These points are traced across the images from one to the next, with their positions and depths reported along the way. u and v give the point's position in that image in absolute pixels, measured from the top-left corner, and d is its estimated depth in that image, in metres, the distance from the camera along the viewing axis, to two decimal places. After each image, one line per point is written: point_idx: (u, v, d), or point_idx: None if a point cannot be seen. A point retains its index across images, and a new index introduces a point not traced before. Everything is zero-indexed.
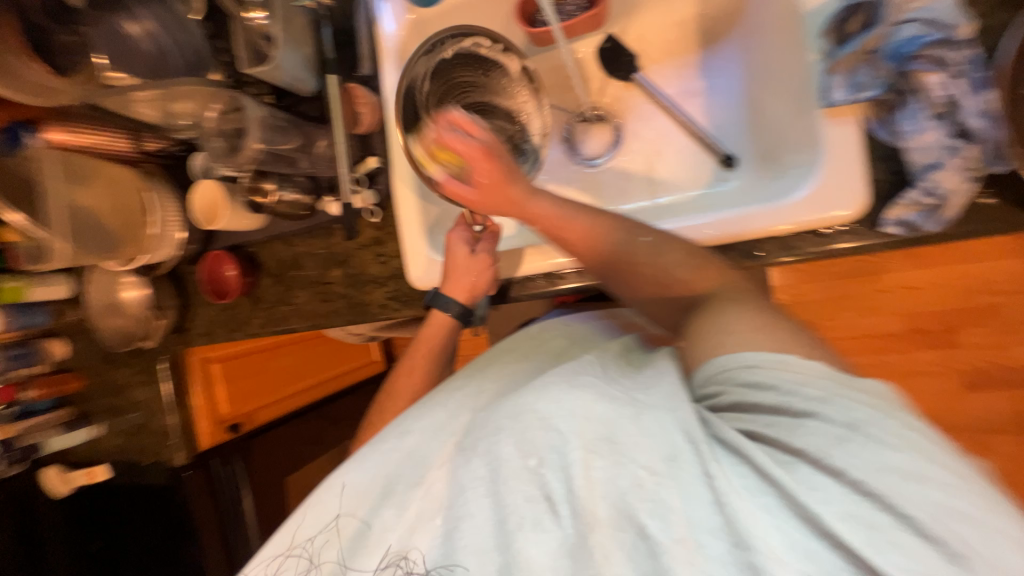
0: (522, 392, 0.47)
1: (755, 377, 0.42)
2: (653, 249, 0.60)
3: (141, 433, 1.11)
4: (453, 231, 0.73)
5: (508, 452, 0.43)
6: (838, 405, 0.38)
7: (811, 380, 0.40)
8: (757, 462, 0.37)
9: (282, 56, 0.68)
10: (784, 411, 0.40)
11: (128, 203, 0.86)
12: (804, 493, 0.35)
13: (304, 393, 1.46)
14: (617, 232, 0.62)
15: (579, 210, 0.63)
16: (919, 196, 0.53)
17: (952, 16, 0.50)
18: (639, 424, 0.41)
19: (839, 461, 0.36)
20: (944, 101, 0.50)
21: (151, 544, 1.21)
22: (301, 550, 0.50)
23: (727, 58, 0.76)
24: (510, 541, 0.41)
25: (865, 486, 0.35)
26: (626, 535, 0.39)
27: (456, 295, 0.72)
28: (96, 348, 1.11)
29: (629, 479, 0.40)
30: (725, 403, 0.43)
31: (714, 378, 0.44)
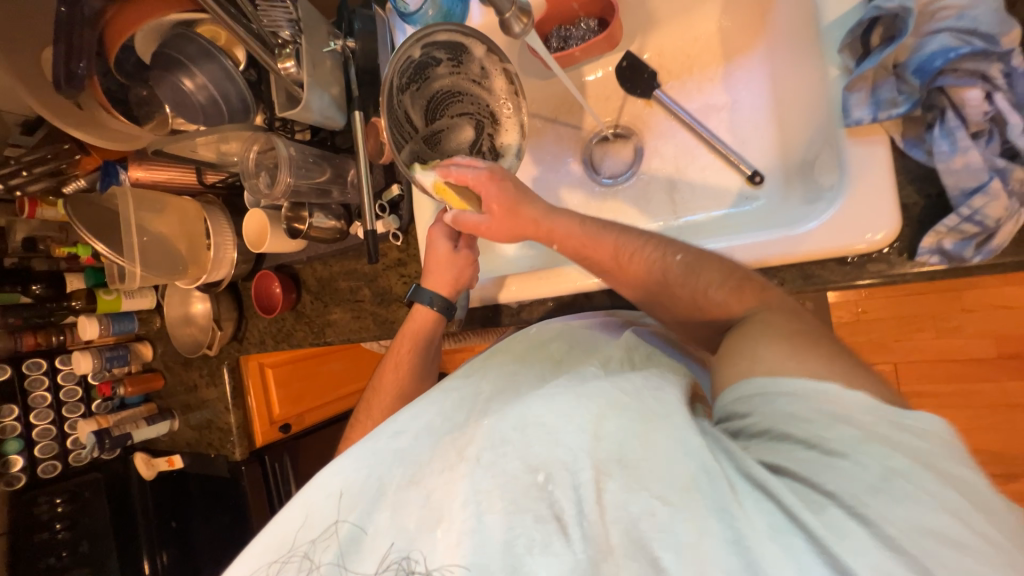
0: (528, 402, 0.51)
1: (795, 407, 0.40)
2: (688, 270, 0.55)
3: (208, 428, 1.25)
4: (435, 227, 0.75)
5: (515, 467, 0.46)
6: (859, 439, 0.38)
7: (849, 415, 0.39)
8: (789, 504, 0.37)
9: (310, 98, 0.74)
10: (813, 447, 0.38)
11: (192, 230, 0.98)
12: (835, 540, 0.34)
13: (347, 398, 1.58)
14: (651, 251, 0.58)
15: (607, 230, 0.59)
16: (960, 224, 0.47)
17: (995, 22, 0.44)
18: (651, 447, 0.43)
19: (874, 515, 0.34)
20: (986, 118, 0.45)
21: (214, 529, 1.35)
22: (299, 552, 0.49)
23: (752, 70, 0.73)
24: (519, 562, 0.42)
25: (896, 539, 0.33)
26: (638, 565, 0.39)
27: (440, 289, 0.74)
28: (172, 351, 1.26)
29: (641, 506, 0.40)
30: (755, 431, 0.42)
31: (740, 405, 0.43)
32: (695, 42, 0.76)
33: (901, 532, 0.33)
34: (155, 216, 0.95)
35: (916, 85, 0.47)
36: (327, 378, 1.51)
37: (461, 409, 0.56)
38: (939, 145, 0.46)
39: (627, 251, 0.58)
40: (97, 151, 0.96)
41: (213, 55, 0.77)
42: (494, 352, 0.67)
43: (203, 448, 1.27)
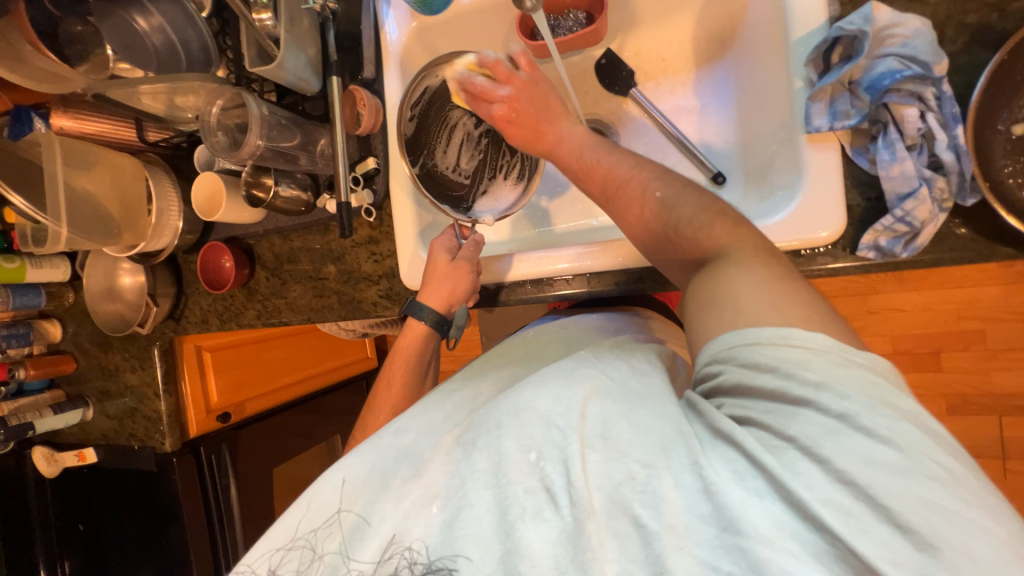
0: (519, 389, 0.47)
1: (761, 355, 0.38)
2: (665, 207, 0.53)
3: (131, 417, 1.12)
4: (437, 239, 0.75)
5: (509, 446, 0.43)
6: (833, 392, 0.35)
7: (812, 362, 0.37)
8: (748, 449, 0.36)
9: (286, 56, 0.69)
10: (783, 397, 0.37)
11: (127, 190, 0.86)
12: (790, 478, 0.34)
13: (294, 388, 1.46)
14: (635, 185, 0.56)
15: (613, 154, 0.60)
16: (895, 224, 0.55)
17: (931, 52, 0.51)
18: (630, 420, 0.41)
19: (830, 454, 0.34)
20: (919, 134, 0.53)
21: (126, 534, 1.19)
22: (303, 541, 0.48)
23: (721, 78, 0.78)
24: (510, 529, 0.40)
25: (848, 474, 0.33)
26: (619, 524, 0.38)
27: (434, 304, 0.74)
28: (89, 331, 1.12)
29: (623, 472, 0.39)
30: (727, 388, 0.40)
31: (717, 357, 0.41)
32: (670, 46, 0.81)
33: (853, 466, 0.33)
34: (83, 171, 0.83)
35: (867, 100, 0.54)
36: (272, 366, 1.40)
37: (460, 410, 0.56)
38: (882, 153, 0.54)
39: (618, 178, 0.58)
40: (8, 93, 0.83)
41: None
42: (495, 359, 0.67)
43: (123, 440, 1.13)
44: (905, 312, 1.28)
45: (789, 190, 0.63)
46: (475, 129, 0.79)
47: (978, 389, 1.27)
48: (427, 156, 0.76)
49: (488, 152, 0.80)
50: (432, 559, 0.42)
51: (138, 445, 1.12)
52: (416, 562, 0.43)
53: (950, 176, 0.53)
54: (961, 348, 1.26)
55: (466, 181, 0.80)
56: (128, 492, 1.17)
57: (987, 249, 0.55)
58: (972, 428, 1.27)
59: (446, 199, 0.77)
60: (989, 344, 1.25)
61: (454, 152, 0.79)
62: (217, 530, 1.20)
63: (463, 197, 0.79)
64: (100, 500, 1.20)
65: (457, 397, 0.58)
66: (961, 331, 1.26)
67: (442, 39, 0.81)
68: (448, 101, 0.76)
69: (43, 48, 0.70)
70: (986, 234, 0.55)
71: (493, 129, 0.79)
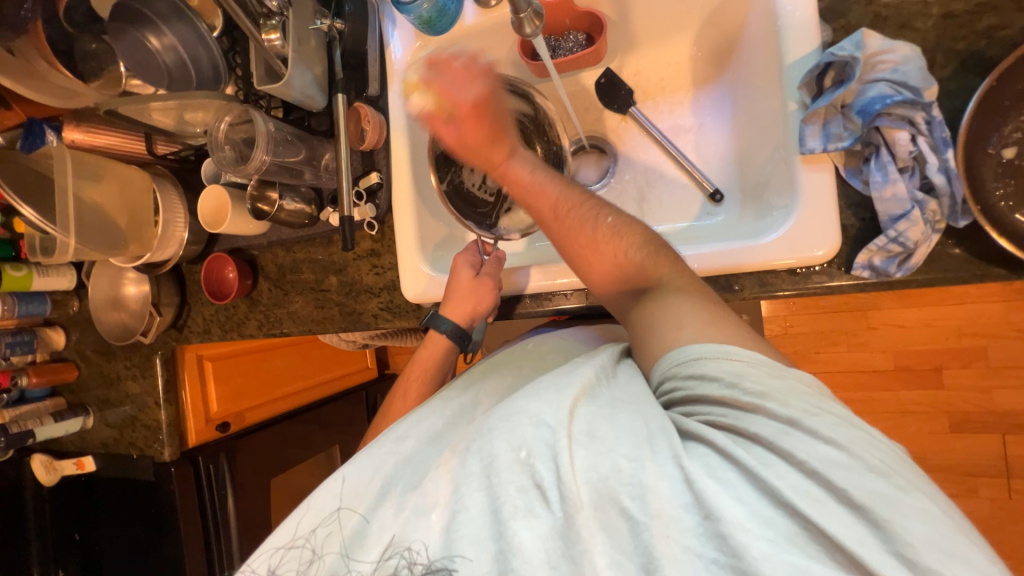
0: (512, 395, 0.47)
1: (704, 367, 0.43)
2: (613, 231, 0.57)
3: (131, 425, 1.12)
4: (461, 254, 0.77)
5: (500, 447, 0.42)
6: (779, 397, 0.39)
7: (749, 370, 0.41)
8: (718, 445, 0.38)
9: (293, 75, 0.71)
10: (730, 402, 0.41)
11: (135, 202, 0.88)
12: (765, 470, 0.36)
13: (294, 397, 1.46)
14: (585, 210, 0.59)
15: (553, 179, 0.62)
16: (887, 244, 0.55)
17: (921, 77, 0.53)
18: (615, 421, 0.42)
19: (790, 448, 0.37)
20: (910, 157, 0.54)
21: (121, 545, 1.18)
22: (303, 541, 0.49)
23: (717, 98, 0.80)
24: (503, 527, 0.40)
25: (809, 465, 0.36)
26: (608, 517, 0.38)
27: (456, 318, 0.75)
28: (91, 339, 1.13)
29: (610, 466, 0.39)
30: (681, 391, 0.44)
31: (668, 374, 0.46)
32: (669, 67, 0.83)
33: (811, 457, 0.36)
34: (92, 183, 0.84)
35: (859, 124, 0.55)
36: (272, 375, 1.41)
37: (462, 416, 0.56)
38: (874, 175, 0.55)
39: (570, 201, 0.60)
40: (22, 107, 0.85)
41: (186, 16, 0.72)
42: (497, 365, 0.67)
43: (123, 448, 1.14)
44: (905, 328, 1.28)
45: (784, 210, 0.64)
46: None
47: (980, 407, 1.26)
48: (454, 174, 0.80)
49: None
50: (432, 560, 0.42)
51: (137, 454, 1.13)
52: (415, 563, 0.42)
53: (942, 199, 0.53)
54: (961, 366, 1.26)
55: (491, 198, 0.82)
56: (125, 501, 1.17)
57: (980, 270, 0.56)
58: (974, 446, 1.26)
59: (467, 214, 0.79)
60: (990, 362, 1.24)
61: (480, 170, 0.82)
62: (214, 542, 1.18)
63: (486, 214, 0.81)
64: (96, 509, 1.20)
65: (457, 405, 0.58)
66: (961, 348, 1.25)
67: None
68: None
69: (59, 65, 0.72)
70: (979, 254, 0.56)
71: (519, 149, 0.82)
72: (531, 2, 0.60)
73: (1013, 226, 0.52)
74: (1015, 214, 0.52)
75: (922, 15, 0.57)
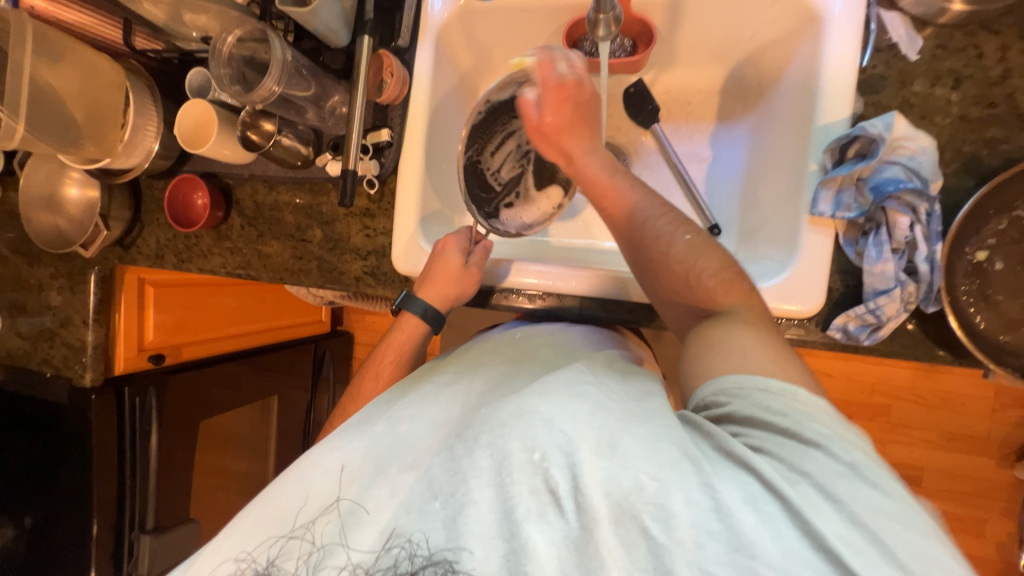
0: (523, 393, 0.48)
1: (768, 398, 0.44)
2: (691, 251, 0.57)
3: (49, 341, 1.00)
4: (453, 235, 0.74)
5: (514, 447, 0.43)
6: (840, 445, 0.41)
7: (817, 416, 0.42)
8: (766, 477, 0.39)
9: (322, 4, 0.66)
10: (792, 437, 0.42)
11: (99, 96, 0.77)
12: (811, 511, 0.37)
13: (239, 339, 1.37)
14: (660, 227, 0.59)
15: (633, 189, 0.61)
16: (863, 313, 0.60)
17: (932, 170, 0.58)
18: (634, 435, 0.42)
19: (843, 494, 0.38)
20: (905, 241, 0.58)
21: (13, 466, 1.07)
22: (303, 531, 0.47)
23: (736, 136, 0.82)
24: (516, 530, 0.41)
25: (860, 516, 0.37)
26: (626, 532, 0.39)
27: (437, 301, 0.73)
28: (16, 236, 1.00)
29: (630, 483, 0.40)
30: (737, 418, 0.44)
31: (726, 390, 0.46)
32: (699, 93, 0.83)
33: (863, 508, 0.37)
34: (49, 62, 0.72)
35: (869, 200, 0.59)
36: (219, 312, 1.31)
37: (454, 404, 0.55)
38: (870, 250, 0.59)
39: (641, 217, 0.60)
40: None
41: None
42: (485, 355, 0.66)
43: (35, 364, 1.02)
44: (831, 376, 1.41)
45: (777, 262, 0.68)
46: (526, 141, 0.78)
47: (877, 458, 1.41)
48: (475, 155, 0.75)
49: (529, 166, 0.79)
50: (433, 551, 0.42)
51: (52, 373, 1.01)
52: (415, 555, 0.42)
53: (921, 283, 0.59)
54: (870, 420, 1.40)
55: (499, 187, 0.78)
56: (27, 421, 1.05)
57: (931, 351, 0.62)
58: None
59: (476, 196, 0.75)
60: (895, 421, 1.39)
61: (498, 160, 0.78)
62: (127, 484, 1.07)
63: (488, 201, 0.77)
64: None
65: (451, 392, 0.57)
66: (874, 404, 1.39)
67: (483, 27, 0.79)
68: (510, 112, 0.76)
69: None
70: (934, 337, 0.62)
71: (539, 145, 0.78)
72: (615, 8, 0.58)
73: (967, 321, 0.59)
74: (971, 309, 0.59)
75: (942, 112, 0.62)
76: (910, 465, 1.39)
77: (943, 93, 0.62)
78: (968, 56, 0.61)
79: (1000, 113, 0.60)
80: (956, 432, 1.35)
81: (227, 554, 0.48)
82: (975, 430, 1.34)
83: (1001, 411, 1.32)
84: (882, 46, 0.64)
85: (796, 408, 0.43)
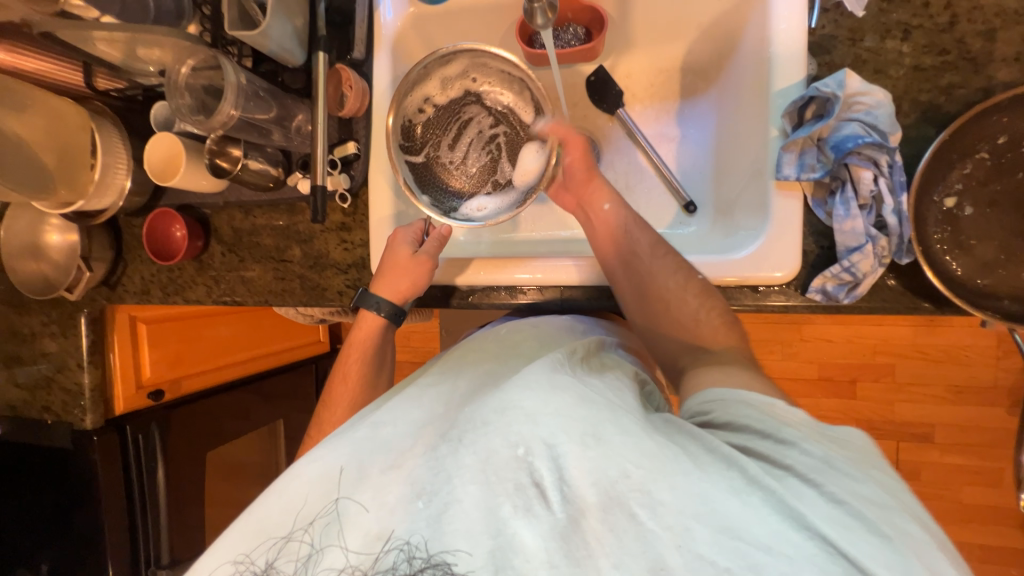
0: (504, 388, 0.48)
1: (744, 409, 0.47)
2: (704, 290, 0.64)
3: (47, 388, 1.01)
4: (402, 228, 0.74)
5: (497, 444, 0.43)
6: (818, 445, 0.43)
7: (794, 423, 0.45)
8: (752, 473, 0.41)
9: (271, 25, 0.67)
10: (768, 436, 0.44)
11: (66, 140, 0.77)
12: (795, 499, 0.39)
13: (240, 367, 1.36)
14: (671, 263, 0.66)
15: (646, 234, 0.68)
16: (839, 272, 0.60)
17: (890, 123, 0.57)
18: (618, 424, 0.43)
19: (822, 481, 0.40)
20: (870, 196, 0.59)
21: (24, 516, 1.07)
22: (302, 534, 0.46)
23: (701, 112, 0.82)
24: (503, 526, 0.41)
25: (840, 497, 0.39)
26: (616, 518, 0.40)
27: (388, 295, 0.74)
28: (5, 287, 1.01)
29: (616, 470, 0.41)
30: (716, 424, 0.48)
31: (707, 402, 0.50)
32: (660, 73, 0.83)
33: (842, 492, 0.40)
34: (15, 113, 0.73)
35: (831, 158, 0.59)
36: (212, 343, 1.29)
37: (438, 404, 0.57)
38: (838, 209, 0.60)
39: (642, 258, 0.66)
40: None
41: None
42: (474, 353, 0.68)
43: (35, 413, 1.02)
44: (832, 342, 1.40)
45: (753, 231, 0.67)
46: (492, 130, 0.74)
47: (886, 417, 1.39)
48: (428, 150, 0.74)
49: (499, 153, 0.74)
50: (432, 553, 0.41)
51: (53, 420, 1.02)
52: (414, 557, 0.41)
53: (891, 237, 0.59)
54: (875, 380, 1.39)
55: (467, 180, 0.75)
56: (34, 469, 1.06)
57: (913, 303, 0.62)
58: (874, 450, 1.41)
59: (435, 194, 0.73)
60: (900, 379, 1.38)
61: (461, 149, 0.74)
62: (139, 522, 1.08)
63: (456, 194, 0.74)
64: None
65: (434, 392, 0.59)
66: (878, 364, 1.38)
67: (438, 31, 0.80)
68: (471, 95, 0.74)
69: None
70: (913, 290, 0.62)
71: (510, 131, 0.74)
72: None
73: (943, 269, 0.59)
74: (946, 256, 0.59)
75: (896, 64, 0.62)
76: (920, 422, 1.38)
77: (894, 45, 0.62)
78: (915, 6, 0.61)
79: (953, 60, 0.60)
80: (962, 384, 1.34)
81: (226, 558, 0.47)
82: (981, 380, 1.33)
83: (1005, 358, 1.31)
84: (828, 6, 0.64)
85: (772, 417, 0.46)
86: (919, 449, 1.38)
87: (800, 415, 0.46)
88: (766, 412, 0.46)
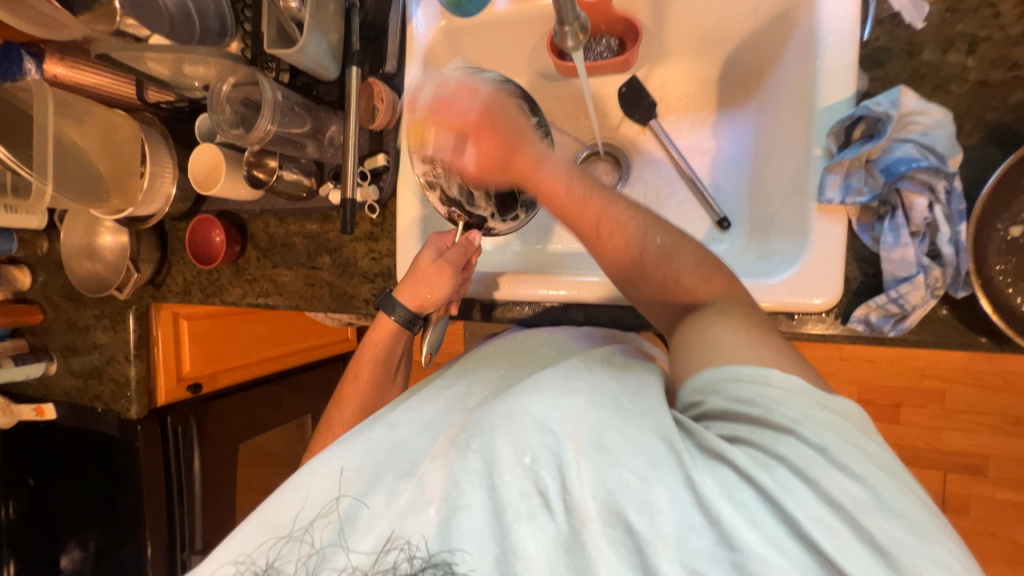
0: (514, 393, 0.48)
1: (739, 389, 0.41)
2: (670, 253, 0.55)
3: (98, 377, 1.08)
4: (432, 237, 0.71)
5: (502, 449, 0.44)
6: (814, 426, 0.38)
7: (790, 397, 0.40)
8: (739, 466, 0.38)
9: (307, 42, 0.69)
10: (767, 425, 0.40)
11: (120, 150, 0.82)
12: (785, 497, 0.37)
13: (270, 362, 1.41)
14: (629, 231, 0.56)
15: (614, 201, 0.56)
16: (886, 304, 0.57)
17: (948, 145, 0.54)
18: (624, 433, 0.42)
19: (818, 477, 0.37)
20: (923, 223, 0.55)
21: (75, 495, 1.16)
22: (303, 534, 0.48)
23: (739, 125, 0.78)
24: (507, 531, 0.42)
25: (833, 497, 0.36)
26: (615, 532, 0.40)
27: (407, 301, 0.73)
28: (63, 282, 1.08)
29: (617, 480, 0.40)
30: (711, 413, 0.43)
31: (702, 388, 0.44)
32: (696, 83, 0.80)
33: (836, 490, 0.36)
34: (74, 124, 0.79)
35: (880, 181, 0.55)
36: (247, 340, 1.34)
37: (452, 408, 0.57)
38: (886, 236, 0.56)
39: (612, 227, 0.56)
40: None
41: None
42: (486, 359, 0.68)
43: (87, 400, 1.10)
44: (873, 363, 1.32)
45: (789, 255, 0.64)
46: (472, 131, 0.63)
47: (931, 445, 1.30)
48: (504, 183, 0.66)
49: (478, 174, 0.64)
50: (432, 553, 0.43)
51: (102, 408, 1.09)
52: (415, 557, 0.43)
53: (946, 268, 0.55)
54: (921, 405, 1.30)
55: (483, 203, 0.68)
56: (84, 451, 1.14)
57: (970, 338, 0.57)
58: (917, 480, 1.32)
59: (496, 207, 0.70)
60: (948, 405, 1.28)
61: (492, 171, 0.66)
62: (175, 507, 1.15)
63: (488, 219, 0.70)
64: (54, 455, 1.17)
65: (449, 394, 0.60)
66: (925, 388, 1.29)
67: (469, 43, 0.80)
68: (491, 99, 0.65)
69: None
70: (969, 324, 0.57)
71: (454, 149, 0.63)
72: (579, 17, 0.60)
73: (1006, 304, 0.54)
74: (1008, 289, 0.54)
75: (959, 80, 0.57)
76: (971, 451, 1.28)
77: (957, 59, 0.57)
78: (983, 16, 0.57)
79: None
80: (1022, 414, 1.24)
81: (227, 558, 0.49)
82: None
83: None
84: (884, 16, 0.60)
85: (769, 396, 0.40)
86: (969, 481, 1.28)
87: (795, 381, 0.41)
88: (760, 384, 0.41)
